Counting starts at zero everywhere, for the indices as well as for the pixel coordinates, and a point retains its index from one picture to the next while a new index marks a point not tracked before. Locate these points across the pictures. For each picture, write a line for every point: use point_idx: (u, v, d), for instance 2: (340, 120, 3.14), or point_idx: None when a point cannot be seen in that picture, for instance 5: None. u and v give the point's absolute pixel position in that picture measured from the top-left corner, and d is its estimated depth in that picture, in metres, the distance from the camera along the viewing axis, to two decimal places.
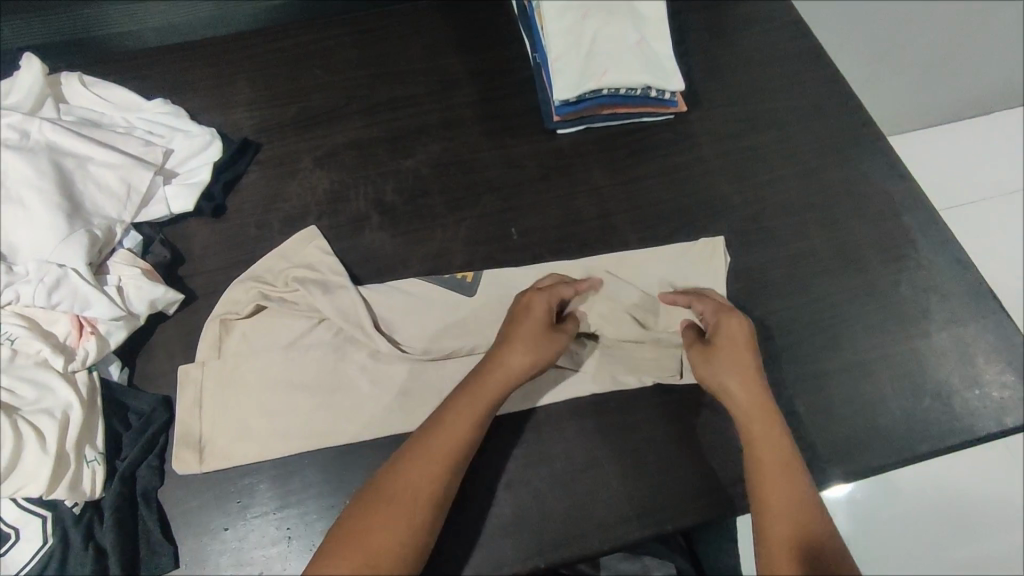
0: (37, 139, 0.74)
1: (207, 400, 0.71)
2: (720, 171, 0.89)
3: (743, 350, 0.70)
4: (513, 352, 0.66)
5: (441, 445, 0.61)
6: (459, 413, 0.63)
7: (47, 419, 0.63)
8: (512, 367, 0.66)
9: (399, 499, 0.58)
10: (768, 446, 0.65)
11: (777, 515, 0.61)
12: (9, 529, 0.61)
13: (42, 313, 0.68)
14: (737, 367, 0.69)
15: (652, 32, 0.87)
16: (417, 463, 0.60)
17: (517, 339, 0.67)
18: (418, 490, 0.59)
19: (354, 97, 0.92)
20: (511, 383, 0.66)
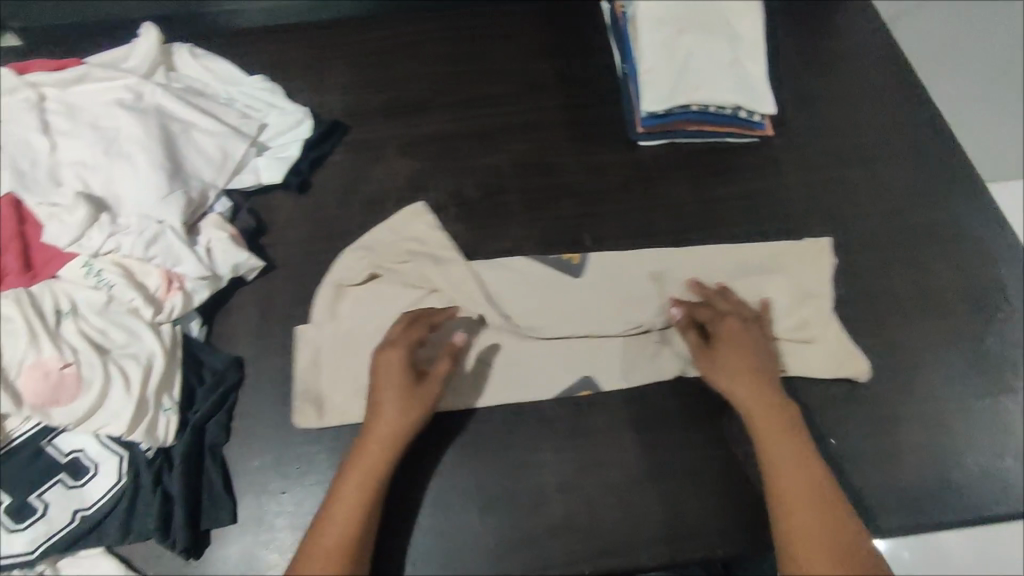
0: (149, 102, 0.80)
1: (312, 354, 0.75)
2: (802, 199, 0.87)
3: (748, 359, 0.70)
4: (392, 416, 0.65)
5: (348, 493, 0.62)
6: (349, 489, 0.62)
7: (133, 364, 0.67)
8: (387, 430, 0.64)
9: (324, 542, 0.60)
10: (784, 450, 0.65)
11: (802, 519, 0.61)
12: (89, 464, 0.64)
13: (136, 264, 0.72)
14: (750, 378, 0.69)
15: (747, 52, 0.86)
16: (339, 508, 0.62)
17: (391, 402, 0.65)
18: (340, 532, 0.61)
19: (442, 91, 0.94)
20: (395, 446, 0.65)
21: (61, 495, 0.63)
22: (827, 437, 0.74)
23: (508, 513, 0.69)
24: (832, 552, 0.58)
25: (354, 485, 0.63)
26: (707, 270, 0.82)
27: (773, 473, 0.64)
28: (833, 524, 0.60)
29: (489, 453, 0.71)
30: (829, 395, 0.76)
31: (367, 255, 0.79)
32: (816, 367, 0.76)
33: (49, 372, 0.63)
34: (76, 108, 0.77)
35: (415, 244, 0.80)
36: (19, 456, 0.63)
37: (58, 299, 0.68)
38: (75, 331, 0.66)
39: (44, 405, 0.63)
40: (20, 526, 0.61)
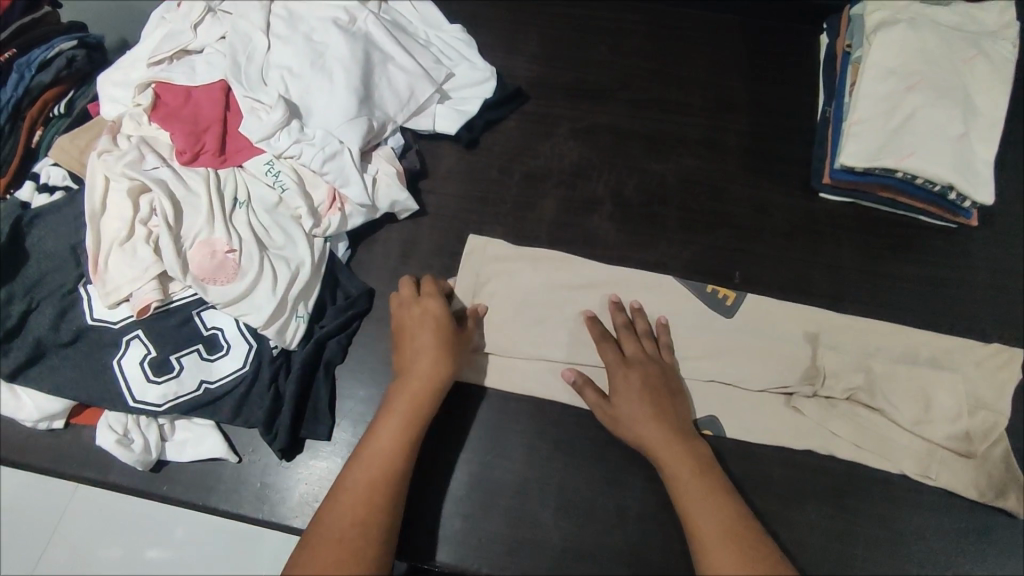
0: (360, 28, 0.84)
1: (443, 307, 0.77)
2: (988, 305, 0.78)
3: (649, 389, 0.68)
4: (434, 357, 0.67)
5: (399, 418, 0.64)
6: (390, 425, 0.63)
7: (284, 266, 0.70)
8: (428, 368, 0.67)
9: (372, 457, 0.61)
10: (682, 460, 0.63)
11: (709, 530, 0.59)
12: (223, 343, 0.69)
13: (309, 174, 0.75)
14: (644, 409, 0.66)
15: (980, 129, 0.77)
16: (387, 426, 0.63)
17: (435, 342, 0.68)
18: (390, 452, 0.62)
19: (629, 85, 0.92)
20: (435, 390, 0.66)
21: (195, 363, 0.68)
22: (939, 567, 0.67)
23: (583, 523, 0.67)
24: (740, 560, 0.56)
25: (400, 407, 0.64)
26: (872, 347, 0.75)
27: (677, 488, 0.62)
28: (744, 537, 0.58)
29: (580, 460, 0.70)
30: (957, 523, 0.69)
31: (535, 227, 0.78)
32: (966, 482, 0.69)
33: (215, 252, 0.68)
34: (296, 17, 0.83)
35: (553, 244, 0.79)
36: (172, 317, 0.68)
37: (238, 188, 0.73)
38: (244, 222, 0.71)
39: (204, 281, 0.68)
40: (156, 380, 0.67)
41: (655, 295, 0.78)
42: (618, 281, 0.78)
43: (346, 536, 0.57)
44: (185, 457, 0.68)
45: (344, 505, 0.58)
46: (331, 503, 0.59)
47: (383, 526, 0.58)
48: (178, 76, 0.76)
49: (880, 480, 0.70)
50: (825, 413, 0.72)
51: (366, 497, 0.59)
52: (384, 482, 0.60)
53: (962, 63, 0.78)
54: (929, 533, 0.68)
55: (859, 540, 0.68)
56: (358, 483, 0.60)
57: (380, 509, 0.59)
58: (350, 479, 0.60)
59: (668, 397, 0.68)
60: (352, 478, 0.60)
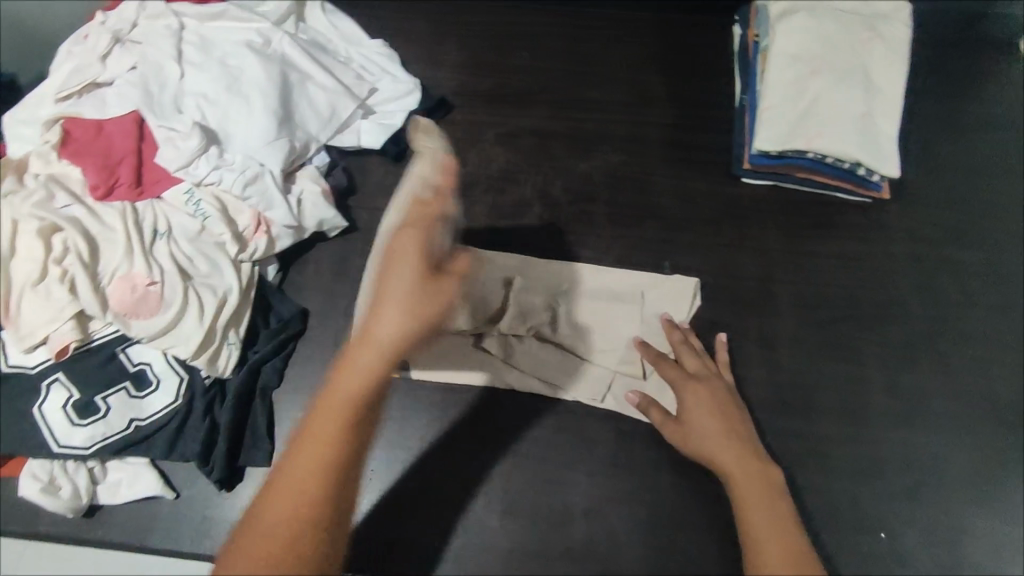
0: (276, 49, 0.83)
1: None
2: (907, 273, 0.80)
3: (721, 410, 0.66)
4: (408, 322, 0.47)
5: (386, 344, 0.47)
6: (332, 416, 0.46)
7: (211, 295, 0.69)
8: (382, 324, 0.47)
9: (324, 417, 0.46)
10: (751, 481, 0.59)
11: (769, 540, 0.54)
12: (153, 379, 0.68)
13: (232, 200, 0.74)
14: (718, 428, 0.64)
15: (882, 107, 0.80)
16: (390, 316, 0.47)
17: (384, 304, 0.47)
18: (328, 433, 0.46)
19: (552, 87, 0.93)
20: (381, 356, 0.46)
21: (123, 402, 0.66)
22: (877, 531, 0.68)
23: (528, 523, 0.68)
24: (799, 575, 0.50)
25: (382, 325, 0.46)
26: (799, 324, 0.78)
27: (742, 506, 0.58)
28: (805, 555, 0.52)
29: (524, 461, 0.70)
30: (895, 488, 0.70)
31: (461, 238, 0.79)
32: (893, 446, 0.71)
33: (136, 285, 0.67)
34: (209, 42, 0.81)
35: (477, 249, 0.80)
36: (95, 356, 0.66)
37: (158, 219, 0.72)
38: (166, 253, 0.70)
39: (126, 316, 0.66)
40: (82, 422, 0.65)
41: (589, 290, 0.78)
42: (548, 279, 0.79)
43: (296, 527, 0.44)
44: (119, 498, 0.66)
45: (286, 492, 0.45)
46: (280, 489, 0.45)
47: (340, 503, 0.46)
48: (87, 110, 0.74)
49: (819, 451, 0.71)
50: (757, 391, 0.74)
51: (296, 486, 0.45)
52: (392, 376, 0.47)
53: (861, 45, 0.82)
54: (870, 499, 0.69)
55: (803, 513, 0.69)
56: (308, 462, 0.46)
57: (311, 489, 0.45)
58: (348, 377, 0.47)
59: (729, 411, 0.66)
60: (304, 450, 0.46)
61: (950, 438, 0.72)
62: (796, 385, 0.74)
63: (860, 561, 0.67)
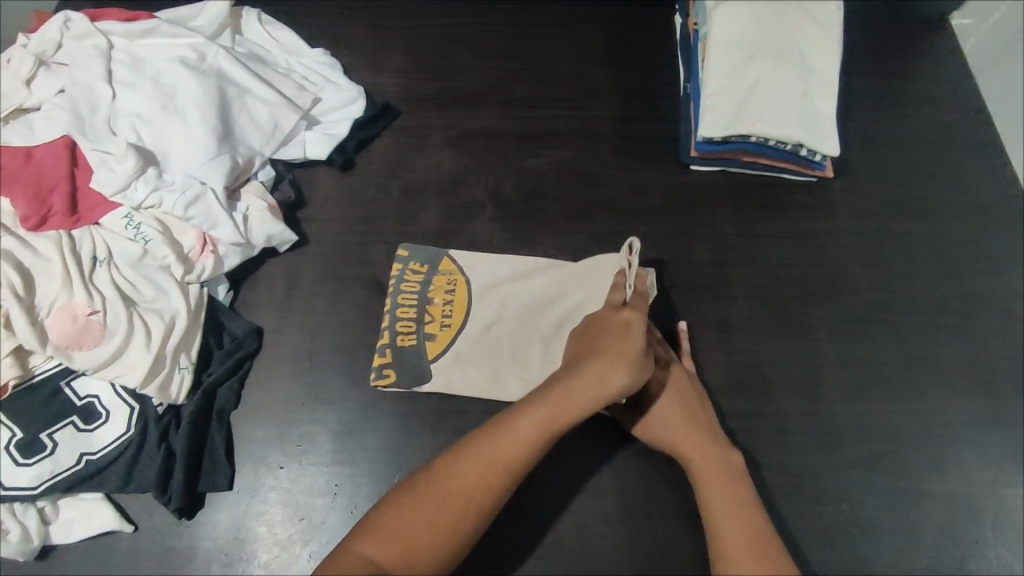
0: (211, 64, 0.81)
1: (334, 334, 0.75)
2: (853, 248, 0.82)
3: (686, 400, 0.67)
4: (619, 370, 0.60)
5: (581, 393, 0.58)
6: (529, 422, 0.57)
7: (158, 320, 0.67)
8: (616, 376, 0.59)
9: (517, 442, 0.56)
10: (713, 472, 0.61)
11: (731, 531, 0.56)
12: (102, 411, 0.66)
13: (174, 222, 0.73)
14: (681, 420, 0.66)
15: (819, 88, 0.82)
16: (592, 371, 0.59)
17: (608, 359, 0.60)
18: (519, 447, 0.56)
19: (498, 87, 0.93)
20: (600, 394, 0.59)
21: (71, 437, 0.64)
22: (840, 502, 0.69)
23: (498, 525, 0.67)
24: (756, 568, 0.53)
25: (600, 380, 0.59)
26: (753, 306, 0.79)
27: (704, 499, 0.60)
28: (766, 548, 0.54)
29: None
30: (855, 459, 0.71)
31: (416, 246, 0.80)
32: (850, 419, 0.73)
33: (77, 316, 0.65)
34: (140, 60, 0.79)
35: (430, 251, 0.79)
36: (36, 393, 0.64)
37: (97, 246, 0.70)
38: (108, 280, 0.68)
39: (67, 349, 0.63)
40: (27, 462, 0.62)
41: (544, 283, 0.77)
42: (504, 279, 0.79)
43: (448, 516, 0.53)
44: (73, 536, 0.64)
45: (450, 483, 0.55)
46: (456, 478, 0.55)
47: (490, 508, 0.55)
48: (14, 137, 0.72)
49: (780, 428, 0.72)
50: (717, 375, 0.75)
51: (474, 482, 0.55)
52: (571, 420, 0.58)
53: (795, 28, 0.83)
54: (830, 471, 0.71)
55: (766, 491, 0.70)
56: (477, 465, 0.55)
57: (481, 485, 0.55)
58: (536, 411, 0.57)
59: (694, 408, 0.67)
60: (493, 449, 0.56)
61: (903, 405, 0.74)
62: (754, 366, 0.75)
63: (825, 534, 0.68)
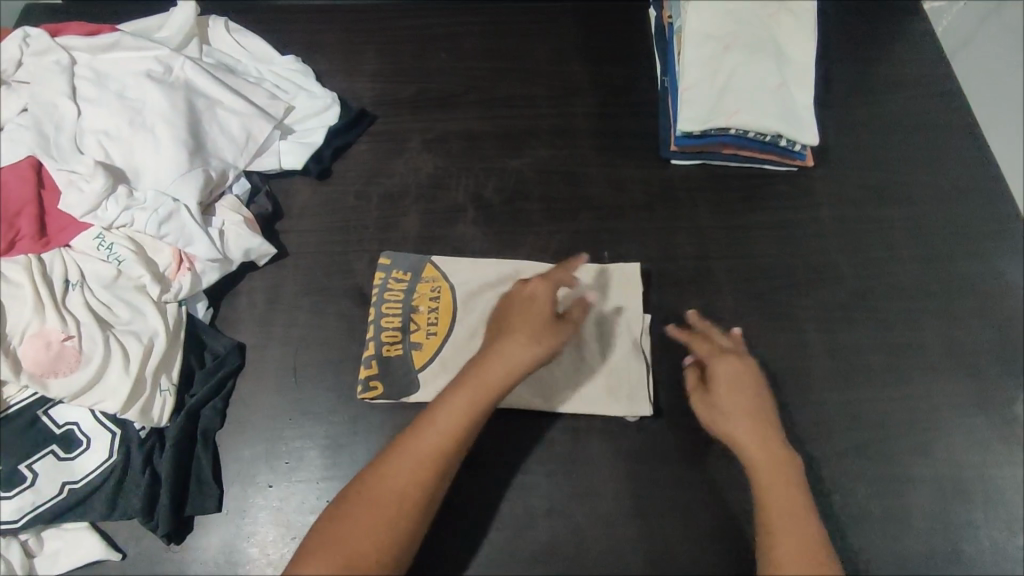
0: (178, 75, 0.79)
1: (320, 347, 0.74)
2: (836, 236, 0.82)
3: (754, 389, 0.66)
4: (524, 346, 0.61)
5: (493, 372, 0.60)
6: (450, 413, 0.59)
7: (136, 342, 0.66)
8: (521, 352, 0.61)
9: (439, 432, 0.58)
10: (773, 471, 0.62)
11: (792, 546, 0.57)
12: (82, 438, 0.64)
13: (149, 241, 0.71)
14: (746, 411, 0.65)
15: (795, 78, 0.82)
16: (499, 351, 0.61)
17: (515, 339, 0.62)
18: (442, 437, 0.58)
19: (474, 87, 0.92)
20: (510, 373, 0.60)
21: (51, 466, 0.62)
22: (832, 491, 0.70)
23: (493, 532, 0.67)
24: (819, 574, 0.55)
25: (502, 363, 0.60)
26: (739, 299, 0.79)
27: (763, 495, 0.61)
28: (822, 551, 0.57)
29: (482, 472, 0.69)
30: (846, 447, 0.71)
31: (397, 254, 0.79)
32: (838, 408, 0.73)
33: (51, 342, 0.63)
34: (104, 75, 0.77)
35: (414, 257, 0.78)
36: (13, 423, 0.62)
37: (69, 269, 0.68)
38: (81, 303, 0.66)
39: (43, 376, 0.62)
40: (7, 495, 0.60)
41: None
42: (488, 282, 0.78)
43: (378, 515, 0.55)
44: (59, 567, 0.62)
45: (375, 487, 0.57)
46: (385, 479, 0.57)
47: (425, 498, 0.57)
48: None
49: None
50: None
51: (406, 480, 0.57)
52: (488, 404, 0.60)
53: (769, 18, 0.83)
54: (821, 461, 0.71)
55: None
56: (400, 465, 0.57)
57: (416, 483, 0.57)
58: (450, 401, 0.60)
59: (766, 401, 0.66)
60: (416, 444, 0.58)
61: (892, 392, 0.74)
62: (743, 360, 0.75)
63: (819, 524, 0.69)
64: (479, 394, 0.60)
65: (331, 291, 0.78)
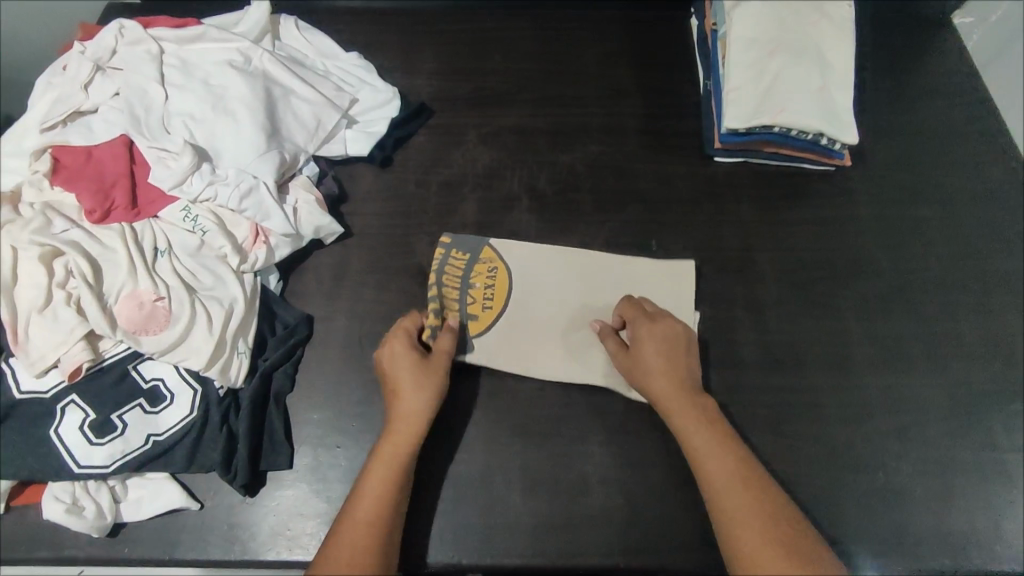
0: (256, 66, 0.84)
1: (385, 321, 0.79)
2: (875, 232, 0.86)
3: (665, 348, 0.70)
4: (394, 350, 0.70)
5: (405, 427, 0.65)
6: (362, 490, 0.62)
7: (217, 306, 0.70)
8: (404, 399, 0.67)
9: (366, 506, 0.61)
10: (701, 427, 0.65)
11: (730, 497, 0.61)
12: (167, 393, 0.68)
13: (229, 215, 0.76)
14: (656, 373, 0.69)
15: (836, 81, 0.86)
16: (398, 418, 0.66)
17: (409, 381, 0.68)
18: (367, 511, 0.61)
19: (526, 87, 0.97)
20: (421, 415, 0.66)
21: (139, 418, 0.67)
22: (874, 471, 0.73)
23: (550, 497, 0.71)
24: (766, 540, 0.58)
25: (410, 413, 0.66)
26: (781, 288, 0.82)
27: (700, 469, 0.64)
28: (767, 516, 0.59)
29: (539, 442, 0.73)
30: (887, 430, 0.75)
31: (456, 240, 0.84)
32: (879, 393, 0.76)
33: (143, 302, 0.68)
34: (189, 64, 0.82)
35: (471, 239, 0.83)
36: (107, 376, 0.67)
37: (157, 238, 0.73)
38: (170, 269, 0.71)
39: (136, 333, 0.67)
40: (100, 441, 0.65)
41: (574, 271, 0.82)
42: (540, 267, 0.82)
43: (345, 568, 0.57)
44: (142, 514, 0.67)
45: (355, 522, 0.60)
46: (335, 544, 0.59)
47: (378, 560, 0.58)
48: (75, 137, 0.74)
49: (814, 401, 0.76)
50: (751, 353, 0.78)
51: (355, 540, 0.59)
52: (402, 445, 0.65)
53: (810, 26, 0.88)
54: (863, 441, 0.74)
55: (804, 461, 0.73)
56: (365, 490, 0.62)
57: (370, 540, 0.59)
58: (363, 485, 0.63)
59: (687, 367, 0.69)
60: (349, 522, 0.60)
61: (931, 379, 0.77)
62: (786, 345, 0.79)
63: (862, 501, 0.72)
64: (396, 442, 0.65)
65: (395, 270, 0.82)
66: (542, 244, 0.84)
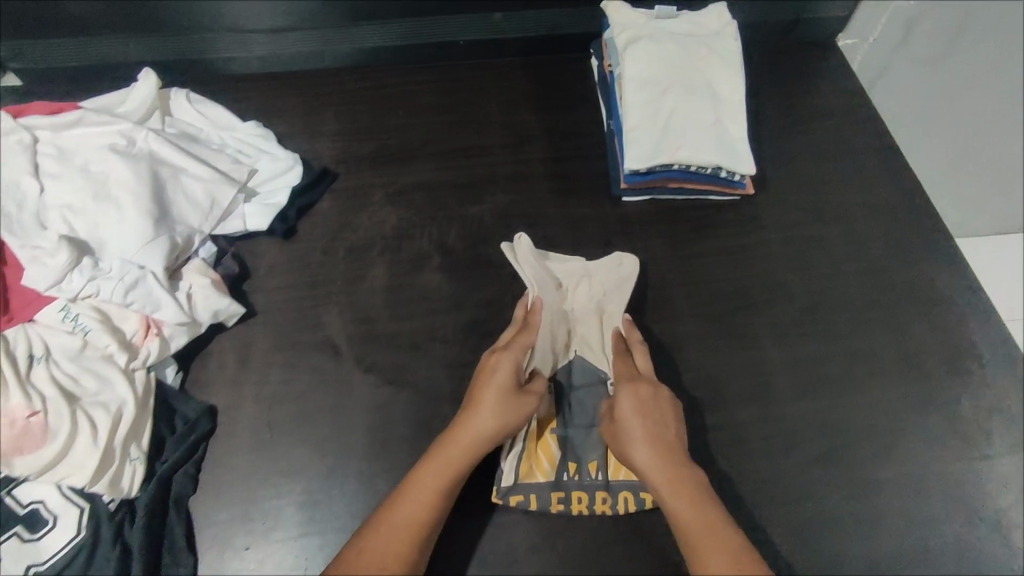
0: (142, 147, 0.79)
1: (292, 403, 0.75)
2: (782, 257, 0.87)
3: (642, 409, 0.66)
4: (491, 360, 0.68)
5: (459, 447, 0.64)
6: (372, 544, 0.57)
7: (103, 412, 0.65)
8: (480, 421, 0.64)
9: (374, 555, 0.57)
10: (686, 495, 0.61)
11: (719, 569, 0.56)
12: (49, 515, 0.63)
13: (115, 309, 0.71)
14: (637, 428, 0.65)
15: (729, 114, 0.88)
16: (455, 434, 0.64)
17: (489, 402, 0.65)
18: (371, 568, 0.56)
19: (431, 141, 0.96)
20: (481, 442, 0.64)
21: (15, 549, 0.61)
22: (803, 503, 0.72)
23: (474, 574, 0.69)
24: None
25: (478, 426, 0.64)
26: (697, 324, 0.82)
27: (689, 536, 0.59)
28: None
29: (537, 501, 0.71)
30: (813, 458, 0.74)
31: (365, 309, 0.81)
32: (800, 421, 0.76)
33: (15, 421, 0.62)
34: (68, 151, 0.77)
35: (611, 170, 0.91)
36: None
37: (33, 344, 0.68)
38: (47, 377, 0.65)
39: (7, 455, 0.61)
40: None
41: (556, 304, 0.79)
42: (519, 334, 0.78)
43: None
44: None
45: None
46: None
47: None
48: None
49: (739, 437, 0.75)
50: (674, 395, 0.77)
51: None
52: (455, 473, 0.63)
53: (698, 62, 0.90)
54: (790, 473, 0.73)
55: (733, 502, 0.72)
56: (403, 511, 0.60)
57: None
58: (365, 541, 0.58)
59: (670, 424, 0.66)
60: None
61: (849, 399, 0.78)
62: (706, 383, 0.78)
63: (794, 535, 0.71)
64: (451, 474, 0.63)
65: (302, 347, 0.78)
66: (454, 304, 0.82)
